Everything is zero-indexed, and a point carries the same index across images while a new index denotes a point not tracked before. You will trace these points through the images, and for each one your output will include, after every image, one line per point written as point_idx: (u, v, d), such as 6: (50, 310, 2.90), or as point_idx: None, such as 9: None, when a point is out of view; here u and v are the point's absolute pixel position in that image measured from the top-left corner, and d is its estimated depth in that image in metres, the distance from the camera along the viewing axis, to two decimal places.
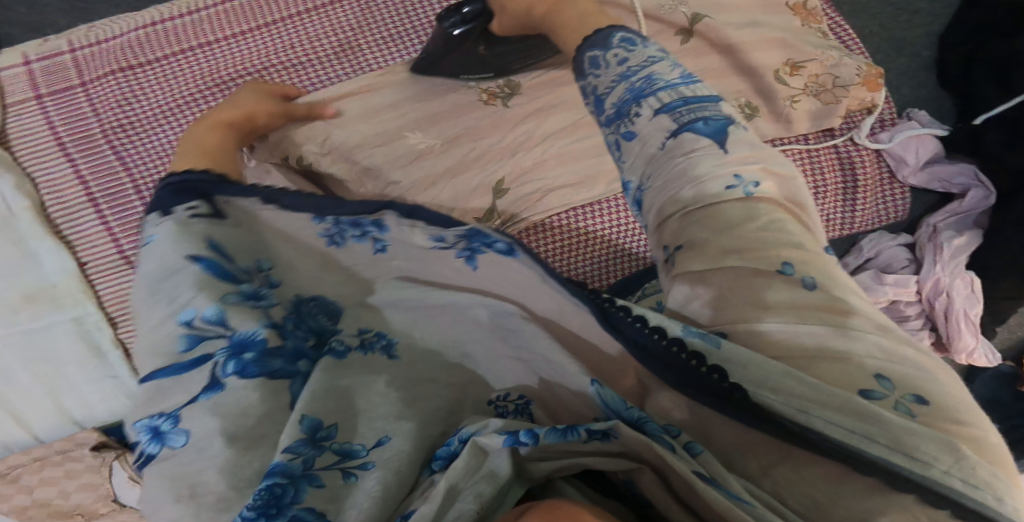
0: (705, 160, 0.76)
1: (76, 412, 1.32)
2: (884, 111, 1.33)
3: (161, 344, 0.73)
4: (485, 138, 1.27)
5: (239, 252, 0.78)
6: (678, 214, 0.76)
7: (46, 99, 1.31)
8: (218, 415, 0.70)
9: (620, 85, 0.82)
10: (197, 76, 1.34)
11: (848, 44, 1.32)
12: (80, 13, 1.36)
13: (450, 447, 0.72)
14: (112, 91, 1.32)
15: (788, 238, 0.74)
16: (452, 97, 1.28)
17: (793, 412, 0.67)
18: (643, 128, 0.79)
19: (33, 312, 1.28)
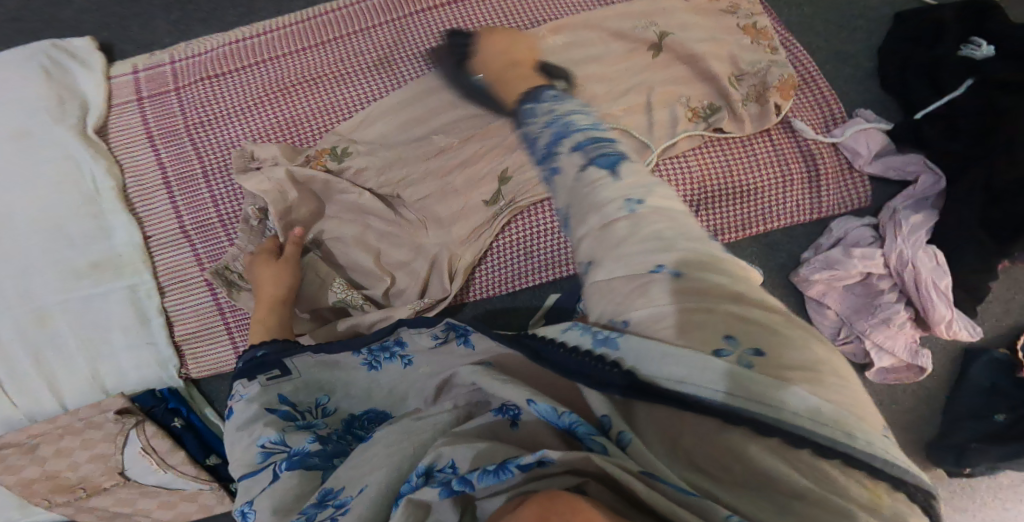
0: (608, 190, 0.86)
1: (108, 380, 1.42)
2: (826, 108, 1.24)
3: (246, 458, 0.99)
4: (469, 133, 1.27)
5: (300, 393, 1.07)
6: (593, 236, 0.85)
7: (145, 101, 1.43)
8: (274, 496, 0.94)
9: (546, 130, 0.93)
10: (263, 84, 1.39)
11: (795, 56, 1.26)
12: (183, 35, 1.51)
13: (411, 483, 0.85)
14: (198, 96, 1.41)
15: (670, 240, 0.84)
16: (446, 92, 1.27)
17: (675, 382, 0.81)
18: (565, 163, 0.89)
19: (96, 278, 1.39)
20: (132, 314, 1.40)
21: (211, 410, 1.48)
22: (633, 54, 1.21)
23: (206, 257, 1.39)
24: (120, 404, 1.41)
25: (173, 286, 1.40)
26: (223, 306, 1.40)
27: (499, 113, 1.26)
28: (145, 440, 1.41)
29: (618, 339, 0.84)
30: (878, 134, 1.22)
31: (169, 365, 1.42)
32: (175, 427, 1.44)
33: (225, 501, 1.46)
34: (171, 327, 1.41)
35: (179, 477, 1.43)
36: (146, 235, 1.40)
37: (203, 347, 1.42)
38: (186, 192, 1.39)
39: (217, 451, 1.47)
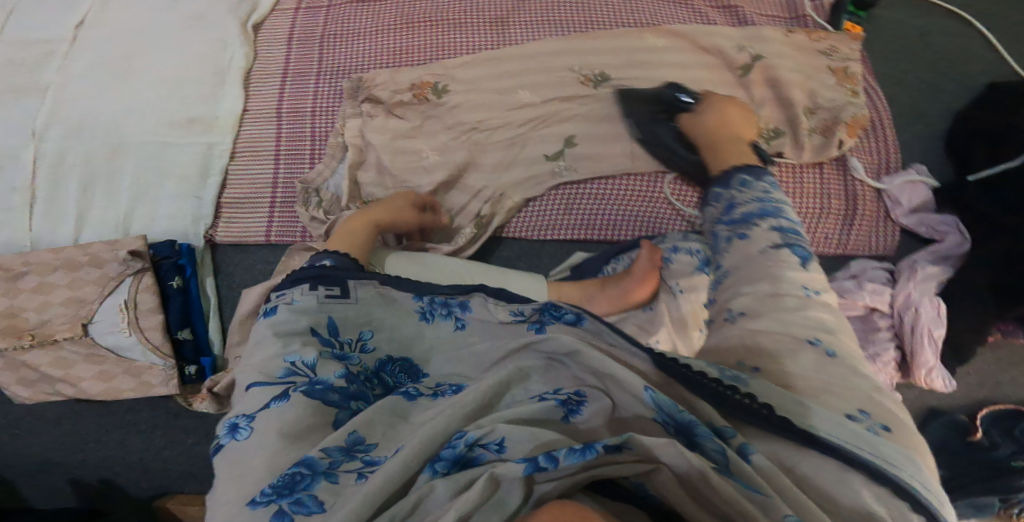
0: (793, 270, 0.92)
1: (134, 222, 1.40)
2: (885, 154, 1.24)
3: (265, 369, 0.94)
4: (549, 92, 1.33)
5: (348, 325, 1.00)
6: (755, 295, 0.92)
7: (302, 10, 1.50)
8: (283, 420, 0.89)
9: (755, 202, 0.99)
10: (393, 13, 1.44)
11: (874, 102, 1.26)
12: None
13: (455, 450, 0.84)
14: (346, 14, 1.47)
15: (821, 325, 0.89)
16: (545, 59, 1.34)
17: (830, 433, 0.81)
18: (757, 235, 0.96)
19: (185, 131, 1.43)
20: (196, 166, 1.41)
21: (212, 281, 1.42)
22: (721, 69, 1.28)
23: (285, 139, 1.42)
24: (134, 246, 1.34)
25: (246, 156, 1.43)
26: (278, 182, 1.41)
27: (584, 86, 1.32)
28: (133, 292, 1.34)
29: (745, 378, 0.86)
30: (922, 189, 1.22)
31: (202, 222, 1.41)
32: (170, 287, 1.37)
33: (171, 383, 1.35)
34: (224, 189, 1.42)
35: (139, 346, 1.34)
36: (246, 109, 1.44)
37: (240, 214, 1.41)
38: (295, 85, 1.44)
39: (193, 327, 1.39)
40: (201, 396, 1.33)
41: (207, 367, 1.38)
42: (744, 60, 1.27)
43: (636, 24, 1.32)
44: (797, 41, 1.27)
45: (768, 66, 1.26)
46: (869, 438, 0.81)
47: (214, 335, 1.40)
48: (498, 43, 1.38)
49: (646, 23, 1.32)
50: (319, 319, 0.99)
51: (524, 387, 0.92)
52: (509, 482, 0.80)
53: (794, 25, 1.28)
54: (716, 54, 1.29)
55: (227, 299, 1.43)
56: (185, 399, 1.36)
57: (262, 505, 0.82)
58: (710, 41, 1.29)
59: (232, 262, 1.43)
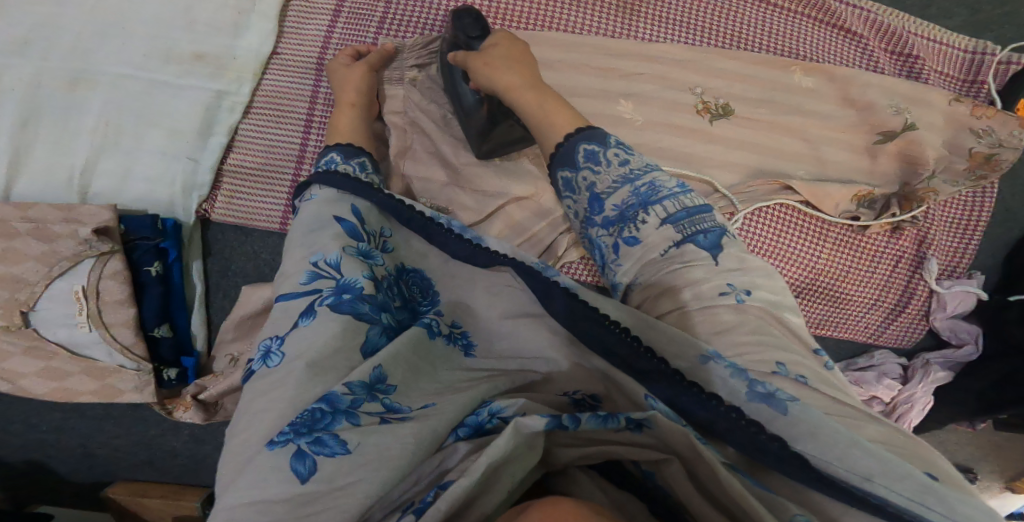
0: (702, 271, 0.79)
1: (97, 183, 1.11)
2: (958, 255, 1.19)
3: (292, 279, 0.83)
4: (656, 114, 1.12)
5: (372, 217, 0.89)
6: (673, 314, 0.79)
7: None
8: (310, 341, 0.78)
9: (624, 187, 0.84)
10: None
11: (985, 196, 1.17)
12: None
13: (478, 417, 0.76)
14: None
15: (778, 342, 0.76)
16: (670, 70, 1.13)
17: (857, 479, 0.67)
18: (647, 234, 0.82)
19: (185, 69, 1.13)
20: (195, 120, 1.12)
21: (199, 266, 1.17)
22: (860, 129, 1.13)
23: (323, 101, 1.13)
24: (101, 222, 1.06)
25: (266, 115, 1.14)
26: (303, 157, 1.13)
27: (699, 116, 1.12)
28: (95, 278, 1.07)
29: (787, 403, 0.71)
30: (971, 300, 1.18)
31: (193, 193, 1.12)
32: (147, 274, 1.11)
33: (145, 391, 1.11)
34: (228, 152, 1.14)
35: (102, 344, 1.09)
36: (277, 50, 1.15)
37: (247, 190, 1.13)
38: (351, 29, 1.14)
39: (172, 321, 1.15)
40: (185, 404, 1.13)
41: (189, 368, 1.15)
42: (893, 125, 1.12)
43: (791, 54, 1.14)
44: (956, 112, 1.12)
45: (915, 140, 1.12)
46: (930, 487, 0.66)
47: (199, 331, 1.17)
48: (627, 34, 1.14)
49: (803, 56, 1.14)
50: (342, 210, 0.88)
51: (543, 376, 0.81)
52: (530, 437, 0.70)
53: (964, 92, 1.14)
54: (865, 110, 1.13)
55: (215, 287, 1.19)
56: (164, 407, 1.13)
57: (278, 446, 0.71)
58: (860, 95, 1.12)
59: (226, 241, 1.18)
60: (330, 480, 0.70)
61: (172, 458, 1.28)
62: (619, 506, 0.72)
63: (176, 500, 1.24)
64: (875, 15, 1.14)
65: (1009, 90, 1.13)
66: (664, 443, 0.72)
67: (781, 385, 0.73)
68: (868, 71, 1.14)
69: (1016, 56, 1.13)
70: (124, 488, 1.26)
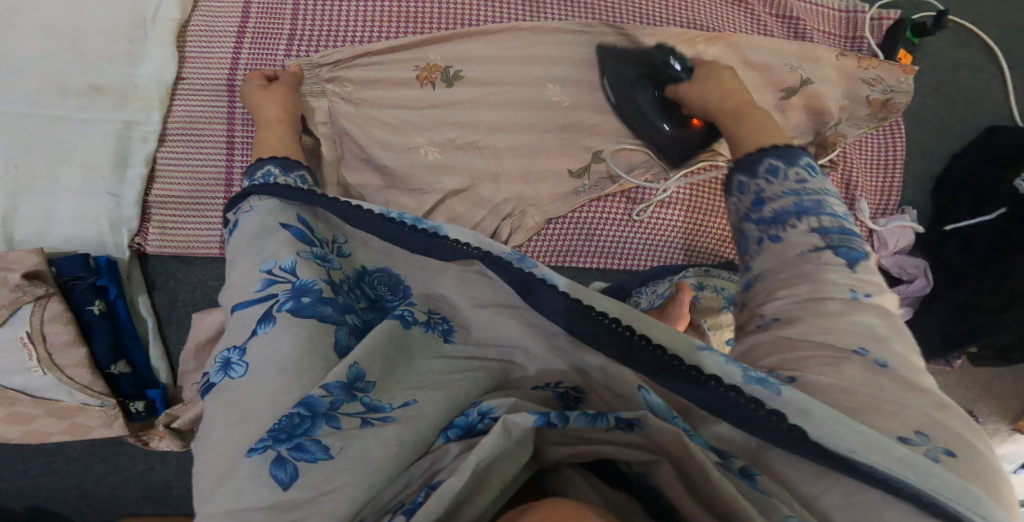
0: (838, 274, 0.81)
1: (17, 228, 1.10)
2: (884, 195, 1.25)
3: (245, 288, 0.83)
4: (579, 93, 1.15)
5: (320, 224, 0.90)
6: (789, 304, 0.81)
7: None
8: (276, 350, 0.77)
9: (788, 196, 0.86)
10: None
11: (889, 135, 1.25)
12: None
13: (469, 418, 0.76)
14: None
15: (875, 334, 0.77)
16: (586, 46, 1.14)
17: (849, 450, 0.68)
18: (793, 238, 0.84)
19: (84, 102, 1.11)
20: (108, 154, 1.11)
21: (146, 300, 1.18)
22: (765, 89, 1.17)
23: (241, 122, 1.13)
24: (30, 266, 1.07)
25: (185, 143, 1.14)
26: (231, 179, 1.14)
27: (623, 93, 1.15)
28: (37, 323, 1.08)
29: (779, 385, 0.71)
30: (909, 235, 1.22)
31: (122, 228, 1.13)
32: (90, 313, 1.12)
33: (115, 425, 1.14)
34: (151, 183, 1.14)
35: (61, 386, 1.11)
36: (182, 76, 1.13)
37: (178, 219, 1.14)
38: (256, 48, 1.14)
39: (128, 357, 1.16)
40: (160, 433, 1.16)
41: (156, 399, 1.18)
42: (792, 82, 1.17)
43: (687, 25, 1.17)
44: (844, 65, 1.18)
45: (814, 93, 1.17)
46: (922, 462, 0.68)
47: (159, 364, 1.19)
48: (537, 20, 1.16)
49: (699, 26, 1.17)
50: (287, 219, 0.88)
51: (528, 368, 0.82)
52: (520, 435, 0.72)
53: (848, 47, 1.21)
54: (765, 72, 1.16)
55: (168, 319, 1.21)
56: (139, 439, 1.17)
57: (258, 452, 0.72)
58: (756, 57, 1.16)
59: (170, 273, 1.19)
60: (314, 487, 0.71)
61: (170, 489, 1.26)
62: (613, 505, 0.74)
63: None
64: None
65: (889, 42, 1.21)
66: (655, 443, 0.73)
67: (865, 365, 0.75)
68: (758, 35, 1.18)
69: (885, 12, 1.21)
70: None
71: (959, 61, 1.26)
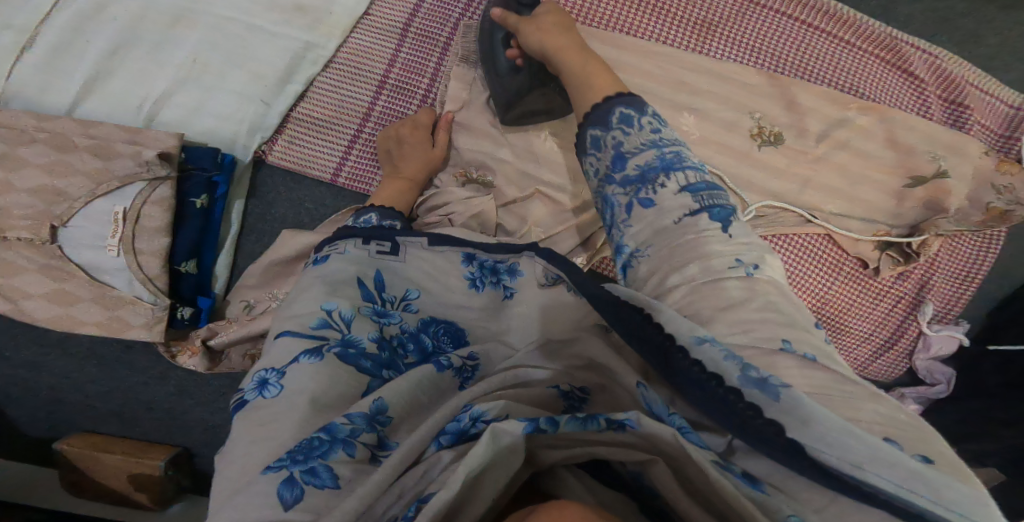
0: (715, 243, 0.78)
1: (168, 112, 1.09)
2: (948, 299, 1.21)
3: (302, 321, 0.89)
4: (713, 128, 1.14)
5: (394, 284, 0.95)
6: (681, 291, 0.77)
7: None
8: (314, 380, 0.84)
9: (650, 151, 0.83)
10: None
11: (987, 241, 1.19)
12: None
13: (460, 423, 0.78)
14: None
15: (785, 319, 0.75)
16: (733, 85, 1.14)
17: (851, 466, 0.64)
18: (666, 200, 0.81)
19: (285, 18, 1.12)
20: (279, 66, 1.11)
21: (240, 206, 1.12)
22: (895, 172, 1.15)
23: (399, 68, 1.12)
24: (169, 147, 1.02)
25: (344, 72, 1.13)
26: (370, 114, 1.11)
27: (752, 140, 1.15)
28: (140, 201, 1.02)
29: (779, 389, 0.68)
30: (954, 344, 1.20)
31: (257, 133, 1.10)
32: (191, 206, 1.07)
33: (155, 329, 1.04)
34: (299, 100, 1.12)
35: (125, 272, 1.03)
36: (369, 11, 1.13)
37: (304, 138, 1.11)
38: (440, 1, 1.12)
39: (199, 258, 1.09)
40: (192, 350, 1.07)
41: (203, 310, 1.10)
42: (927, 170, 1.14)
43: (849, 90, 1.16)
44: (982, 166, 1.14)
45: (944, 188, 1.13)
46: (919, 471, 0.64)
47: (222, 274, 1.12)
48: (698, 50, 1.16)
49: (860, 93, 1.16)
50: (365, 271, 0.94)
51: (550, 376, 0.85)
52: (509, 446, 0.71)
53: (999, 146, 1.16)
54: (905, 154, 1.14)
55: (250, 230, 1.13)
56: (169, 350, 1.08)
57: (273, 471, 0.77)
58: (903, 138, 1.14)
59: (273, 187, 1.13)
60: (317, 509, 0.75)
61: (147, 411, 1.20)
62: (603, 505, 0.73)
63: (137, 456, 1.15)
64: (936, 62, 1.16)
65: None
66: (647, 443, 0.71)
67: (792, 363, 0.71)
68: (917, 116, 1.15)
69: None
70: (80, 441, 1.16)
71: None
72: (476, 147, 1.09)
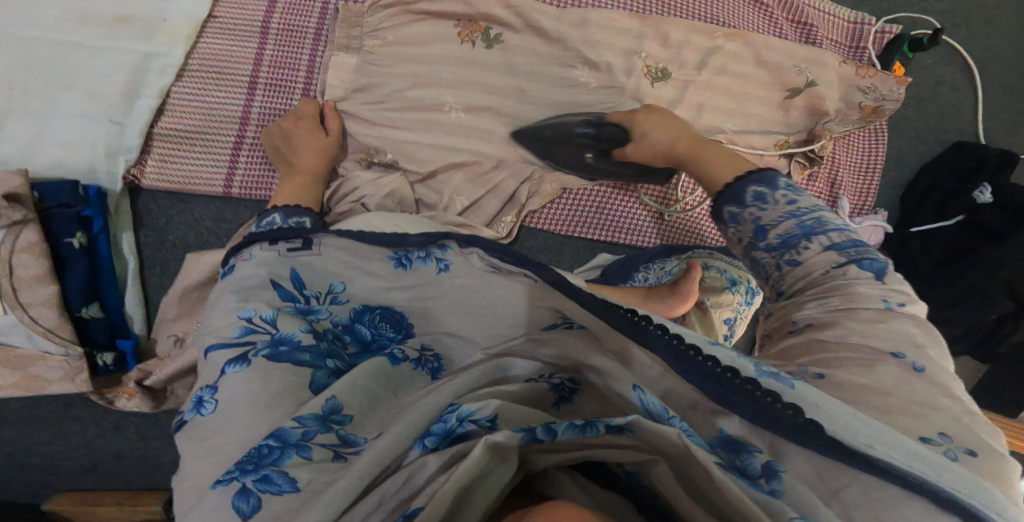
0: (866, 286, 0.74)
1: (3, 152, 1.03)
2: (864, 193, 1.27)
3: (222, 331, 0.85)
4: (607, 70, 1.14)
5: (315, 279, 0.91)
6: (823, 322, 0.74)
7: None
8: (244, 385, 0.80)
9: (790, 219, 0.79)
10: None
11: (875, 133, 1.28)
12: None
13: (445, 425, 0.74)
14: None
15: (907, 337, 0.72)
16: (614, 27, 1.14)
17: (866, 444, 0.64)
18: (813, 259, 0.77)
19: (108, 32, 1.07)
20: (120, 84, 1.06)
21: (130, 238, 1.07)
22: (773, 88, 1.21)
23: (267, 65, 1.10)
24: (14, 188, 0.97)
25: (205, 79, 1.09)
26: (247, 119, 1.09)
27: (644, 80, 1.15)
28: (6, 252, 0.97)
29: (792, 379, 0.68)
30: (879, 234, 1.24)
31: (119, 157, 1.05)
32: (69, 246, 1.01)
33: (76, 380, 1.00)
34: (159, 115, 1.08)
35: (20, 328, 0.98)
36: (213, 15, 1.11)
37: (181, 155, 1.08)
38: None
39: (102, 300, 1.04)
40: (129, 392, 1.02)
41: (126, 353, 1.05)
42: (799, 82, 1.20)
43: (711, 20, 1.20)
44: (844, 72, 1.21)
45: (818, 94, 1.20)
46: (929, 455, 0.64)
47: (134, 311, 1.07)
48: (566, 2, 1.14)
49: (722, 22, 1.20)
50: (282, 273, 0.91)
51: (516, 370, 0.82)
52: (499, 443, 0.68)
53: (851, 56, 1.25)
54: (775, 71, 1.20)
55: (151, 262, 1.09)
56: (103, 396, 1.03)
57: (223, 484, 0.73)
58: (771, 57, 1.20)
59: (163, 212, 1.09)
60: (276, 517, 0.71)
61: (115, 467, 1.10)
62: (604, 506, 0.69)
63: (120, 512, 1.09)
64: None
65: (885, 55, 1.24)
66: (649, 444, 0.67)
67: (897, 369, 0.70)
68: (774, 36, 1.21)
69: (887, 27, 1.25)
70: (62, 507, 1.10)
71: (940, 78, 1.29)
72: (370, 132, 1.08)
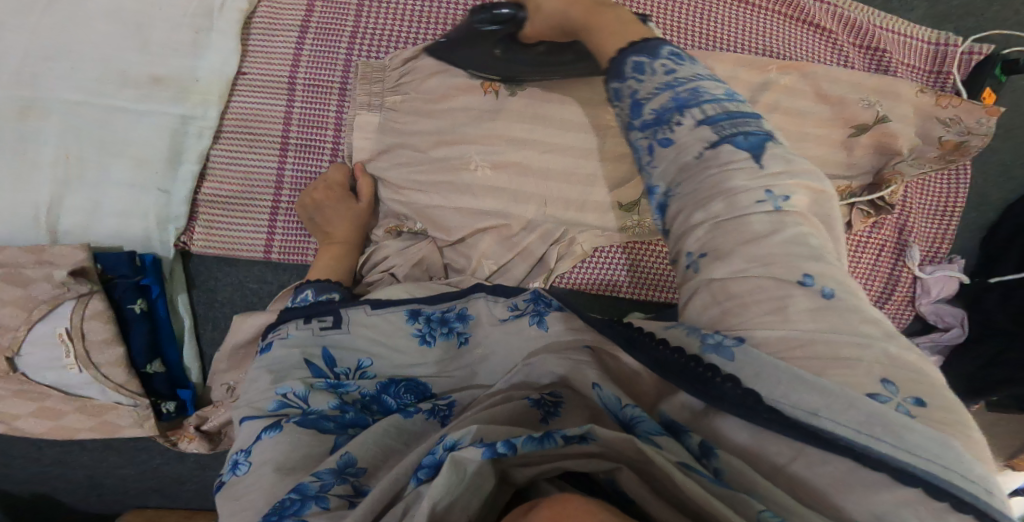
0: (742, 176, 0.71)
1: (65, 222, 1.10)
2: (937, 237, 1.18)
3: (256, 405, 0.85)
4: None
5: (346, 355, 0.91)
6: (705, 226, 0.71)
7: None
8: (271, 449, 0.80)
9: (665, 93, 0.75)
10: None
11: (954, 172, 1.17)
12: None
13: (434, 456, 0.69)
14: None
15: (811, 250, 0.69)
16: None
17: (806, 414, 0.64)
18: (682, 136, 0.73)
19: (144, 93, 1.10)
20: (164, 149, 1.11)
21: (185, 299, 1.16)
22: (835, 125, 1.08)
23: (297, 123, 1.13)
24: (79, 263, 1.06)
25: (238, 139, 1.13)
26: (282, 178, 1.13)
27: None
28: (78, 319, 1.06)
29: (732, 348, 0.68)
30: (953, 285, 1.16)
31: (170, 226, 1.12)
32: (130, 311, 1.11)
33: (145, 425, 1.11)
34: (201, 179, 1.13)
35: (95, 384, 1.09)
36: (241, 71, 1.13)
37: (227, 221, 1.14)
38: (319, 47, 1.14)
39: (163, 356, 1.15)
40: (189, 435, 1.12)
41: (187, 401, 1.16)
42: (867, 118, 1.08)
43: (764, 52, 1.11)
44: (922, 102, 1.09)
45: (888, 132, 1.07)
46: (878, 414, 0.63)
47: (191, 363, 1.18)
48: None
49: (779, 55, 1.11)
50: (314, 351, 0.90)
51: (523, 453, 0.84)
52: (476, 472, 0.66)
53: (931, 84, 1.13)
54: (838, 105, 1.08)
55: (204, 318, 1.19)
56: (167, 439, 1.13)
57: None
58: (833, 90, 1.08)
59: (211, 272, 1.17)
60: None
61: (180, 484, 1.26)
62: None
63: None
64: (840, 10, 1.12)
65: (974, 79, 1.11)
66: (613, 451, 0.67)
67: (805, 298, 0.67)
68: (840, 67, 1.11)
69: (977, 46, 1.11)
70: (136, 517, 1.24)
71: None
72: (396, 197, 1.10)
